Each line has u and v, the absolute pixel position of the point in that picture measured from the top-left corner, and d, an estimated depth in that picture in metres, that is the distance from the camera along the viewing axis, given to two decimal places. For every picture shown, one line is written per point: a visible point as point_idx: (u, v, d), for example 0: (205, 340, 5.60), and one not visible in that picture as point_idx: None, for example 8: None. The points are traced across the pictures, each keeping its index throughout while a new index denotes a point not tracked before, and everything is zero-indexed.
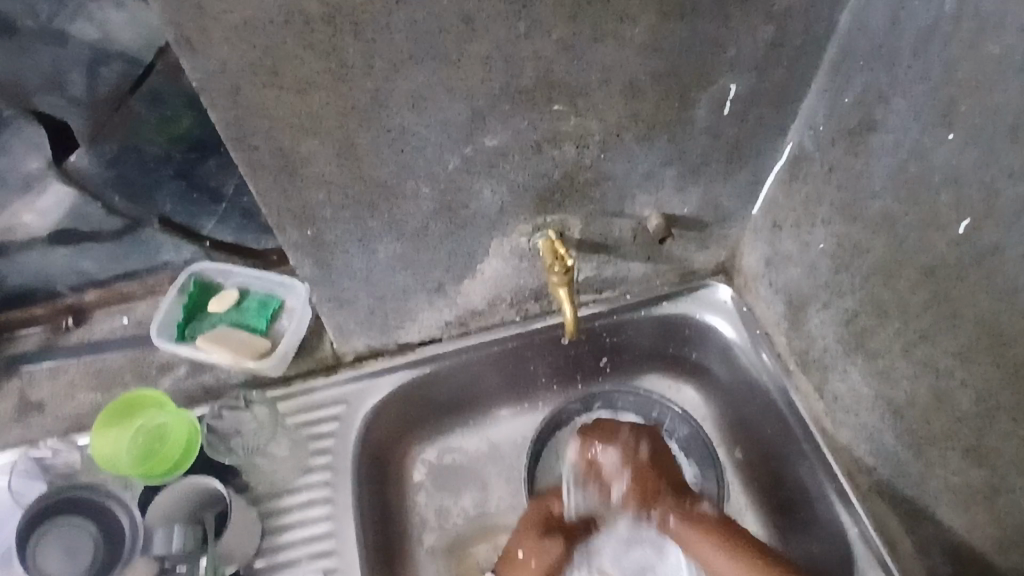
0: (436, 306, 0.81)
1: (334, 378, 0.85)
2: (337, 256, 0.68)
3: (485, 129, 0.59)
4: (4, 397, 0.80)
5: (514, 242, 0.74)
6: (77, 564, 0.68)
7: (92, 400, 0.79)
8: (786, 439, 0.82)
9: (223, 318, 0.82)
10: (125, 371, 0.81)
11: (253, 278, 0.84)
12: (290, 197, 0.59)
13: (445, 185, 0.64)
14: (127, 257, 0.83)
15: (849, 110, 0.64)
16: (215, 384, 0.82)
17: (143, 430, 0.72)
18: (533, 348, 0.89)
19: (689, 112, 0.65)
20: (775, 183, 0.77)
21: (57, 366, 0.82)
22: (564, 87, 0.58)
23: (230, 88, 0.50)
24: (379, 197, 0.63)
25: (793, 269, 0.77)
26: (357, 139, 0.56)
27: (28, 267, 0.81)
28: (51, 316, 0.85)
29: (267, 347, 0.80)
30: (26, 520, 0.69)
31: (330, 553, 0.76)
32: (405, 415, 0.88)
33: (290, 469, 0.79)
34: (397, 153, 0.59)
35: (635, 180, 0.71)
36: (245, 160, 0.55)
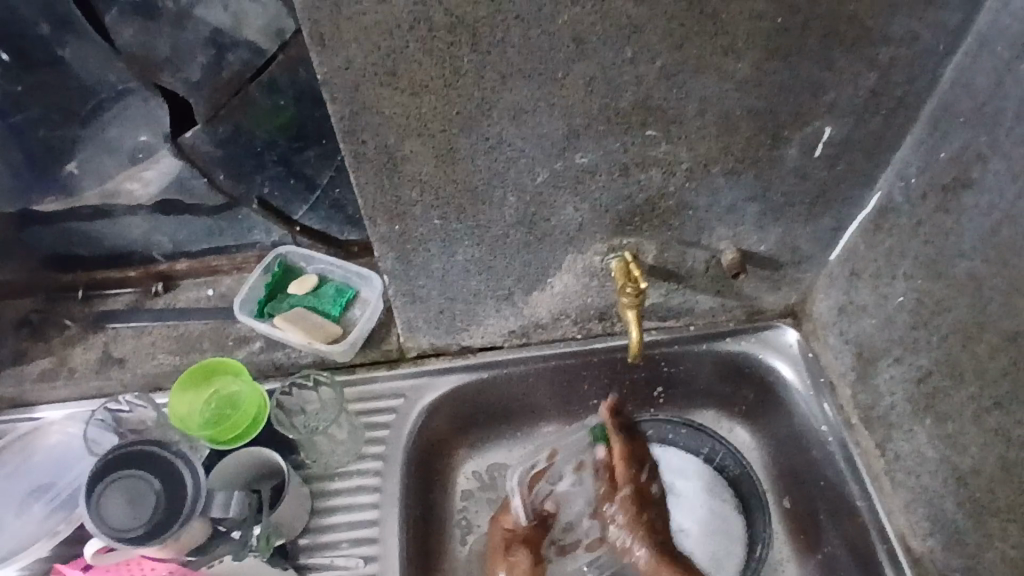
0: (502, 313, 0.83)
1: (396, 372, 0.87)
2: (418, 253, 0.71)
3: (578, 146, 0.61)
4: (91, 347, 0.86)
5: (587, 260, 0.75)
6: (137, 518, 0.68)
7: (170, 361, 0.84)
8: (840, 492, 0.80)
9: (301, 300, 0.86)
10: (204, 338, 0.86)
11: (333, 267, 0.88)
12: (384, 192, 0.63)
13: (531, 197, 0.66)
14: (221, 233, 0.88)
15: (944, 166, 0.63)
16: (285, 363, 0.85)
17: (219, 395, 0.76)
18: (590, 367, 0.91)
19: (780, 151, 0.66)
20: (857, 232, 0.76)
21: (143, 326, 0.87)
22: (660, 114, 0.60)
23: (351, 84, 0.53)
24: (467, 202, 0.65)
25: (867, 320, 0.76)
26: (457, 144, 0.59)
27: (131, 231, 0.87)
28: (142, 279, 0.90)
29: (339, 333, 0.84)
30: (98, 468, 0.70)
31: (372, 540, 0.78)
32: (459, 417, 0.90)
33: (345, 453, 0.82)
34: (491, 161, 0.61)
35: (715, 213, 0.72)
36: (351, 153, 0.58)
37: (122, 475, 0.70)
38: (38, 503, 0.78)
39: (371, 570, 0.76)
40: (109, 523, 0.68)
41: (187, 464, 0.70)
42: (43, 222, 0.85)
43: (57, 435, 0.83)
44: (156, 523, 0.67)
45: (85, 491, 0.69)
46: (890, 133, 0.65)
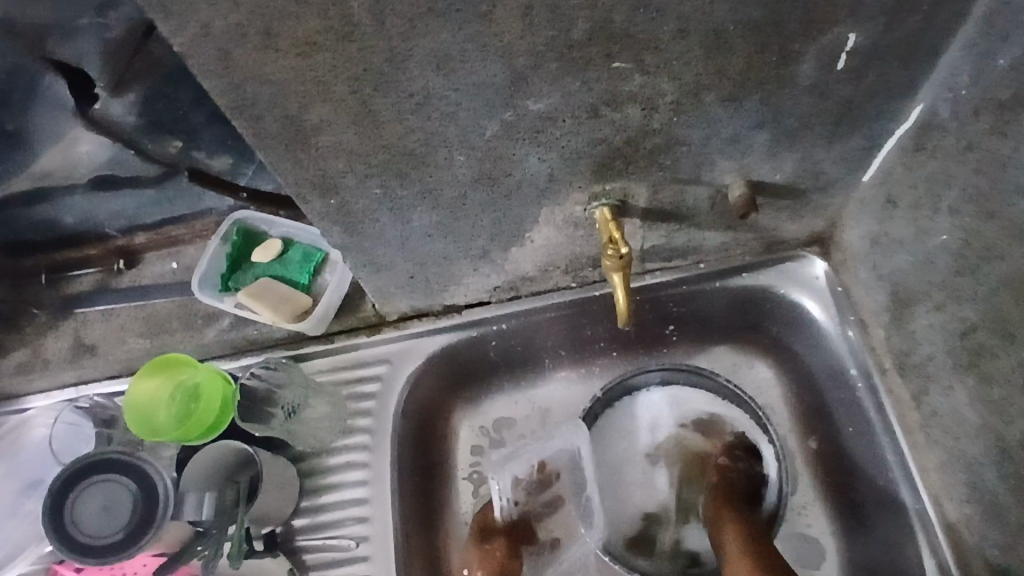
0: (482, 271, 0.74)
1: (378, 338, 0.81)
2: (368, 225, 0.62)
3: (528, 91, 0.49)
4: (62, 337, 0.82)
5: (568, 211, 0.65)
6: (114, 526, 0.66)
7: (142, 346, 0.80)
8: (869, 442, 0.73)
9: (265, 270, 0.79)
10: (173, 318, 0.81)
11: (298, 229, 0.80)
12: (307, 168, 0.53)
13: (484, 154, 0.55)
14: (173, 204, 0.80)
15: (1004, 78, 0.49)
16: (259, 338, 0.80)
17: (185, 386, 0.70)
18: (589, 315, 0.83)
19: (791, 69, 0.52)
20: (895, 151, 0.62)
21: (112, 309, 0.82)
22: (629, 42, 0.47)
23: (219, 53, 0.42)
24: (408, 166, 0.55)
25: (904, 256, 0.64)
26: (375, 104, 0.48)
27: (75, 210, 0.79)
28: (104, 256, 0.84)
29: (308, 305, 0.77)
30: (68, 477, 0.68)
31: (365, 519, 0.75)
32: (452, 376, 0.85)
33: (331, 430, 0.78)
34: (424, 119, 0.50)
35: (715, 145, 0.59)
36: (250, 130, 0.48)
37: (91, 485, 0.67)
38: (30, 501, 0.76)
39: (366, 550, 0.74)
40: (86, 534, 0.66)
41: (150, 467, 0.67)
42: None
43: (42, 428, 0.79)
44: (131, 531, 0.65)
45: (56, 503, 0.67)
46: (938, 33, 0.50)
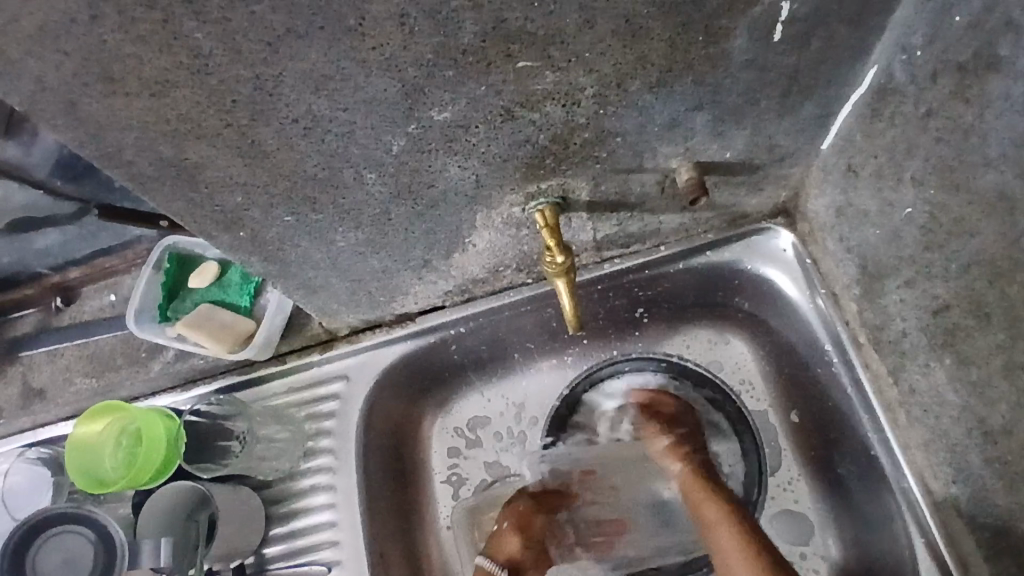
0: (429, 279, 0.70)
1: (332, 354, 0.78)
2: (289, 251, 0.57)
3: (429, 101, 0.44)
4: (6, 383, 0.79)
5: (504, 214, 0.60)
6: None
7: (88, 386, 0.77)
8: (849, 420, 0.69)
9: (205, 295, 0.75)
10: (117, 354, 0.77)
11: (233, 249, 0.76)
12: (202, 206, 0.49)
13: (397, 169, 0.50)
14: (99, 235, 0.77)
15: (960, 35, 0.44)
16: (208, 367, 0.76)
17: (129, 431, 0.67)
18: (552, 308, 0.79)
19: (723, 46, 0.47)
20: (853, 117, 0.57)
21: (54, 350, 0.79)
22: (531, 38, 0.41)
23: (63, 103, 0.38)
24: (316, 190, 0.50)
25: (871, 229, 0.60)
26: (258, 134, 0.43)
27: (8, 250, 0.76)
28: (42, 296, 0.80)
29: (251, 329, 0.74)
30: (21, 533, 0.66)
31: (333, 543, 0.72)
32: (416, 384, 0.81)
33: (292, 454, 0.75)
34: (319, 143, 0.45)
35: (654, 132, 0.54)
36: (128, 176, 0.44)
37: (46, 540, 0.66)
38: None
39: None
40: None
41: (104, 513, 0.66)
42: None
43: (1, 475, 0.76)
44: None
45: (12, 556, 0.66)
46: None
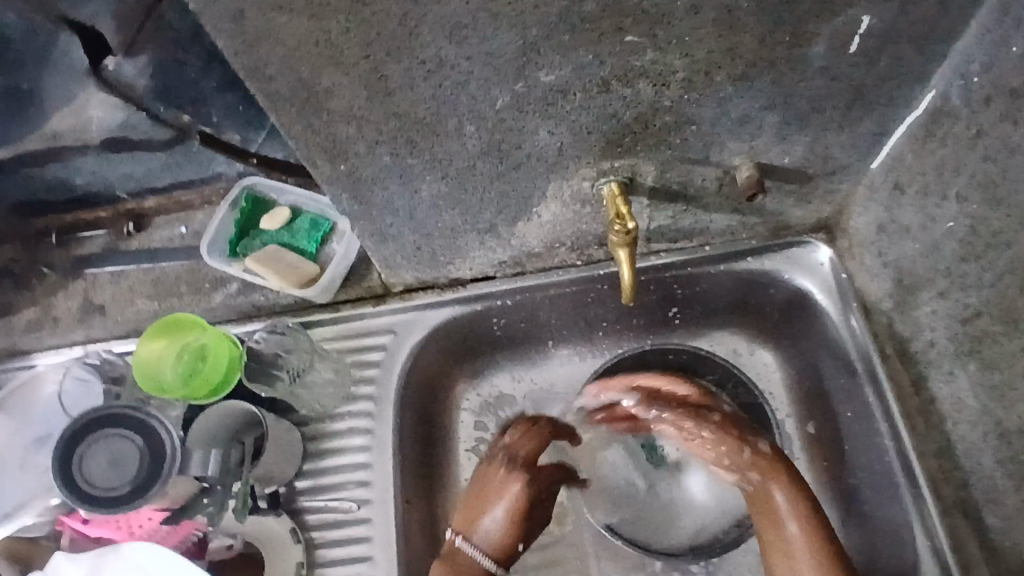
0: (488, 245, 0.75)
1: (383, 308, 0.82)
2: (376, 193, 0.62)
3: (539, 62, 0.50)
4: (72, 296, 0.83)
5: (575, 187, 0.65)
6: (123, 478, 0.67)
7: (149, 308, 0.81)
8: (868, 427, 0.73)
9: (274, 237, 0.80)
10: (182, 282, 0.82)
11: (306, 198, 0.81)
12: (317, 133, 0.54)
13: (493, 125, 0.55)
14: (181, 167, 0.81)
15: (1015, 64, 0.49)
16: (266, 304, 0.81)
17: (191, 347, 0.71)
18: (595, 293, 0.83)
19: (803, 49, 0.52)
20: (905, 138, 0.62)
21: (122, 272, 0.83)
22: (641, 16, 0.47)
23: (234, 13, 0.43)
24: (418, 135, 0.55)
25: (910, 243, 0.65)
26: (387, 72, 0.48)
27: (89, 171, 0.79)
28: (115, 220, 0.85)
29: (315, 274, 0.78)
30: (79, 425, 0.68)
31: (365, 483, 0.76)
32: (455, 349, 0.85)
33: (334, 397, 0.79)
34: (436, 89, 0.51)
35: (725, 126, 0.59)
36: (263, 92, 0.49)
37: (98, 435, 0.68)
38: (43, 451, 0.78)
39: (366, 514, 0.75)
40: (87, 478, 0.67)
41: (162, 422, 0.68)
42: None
43: (53, 385, 0.80)
44: (134, 486, 0.66)
45: (63, 443, 0.68)
46: (951, 17, 0.51)
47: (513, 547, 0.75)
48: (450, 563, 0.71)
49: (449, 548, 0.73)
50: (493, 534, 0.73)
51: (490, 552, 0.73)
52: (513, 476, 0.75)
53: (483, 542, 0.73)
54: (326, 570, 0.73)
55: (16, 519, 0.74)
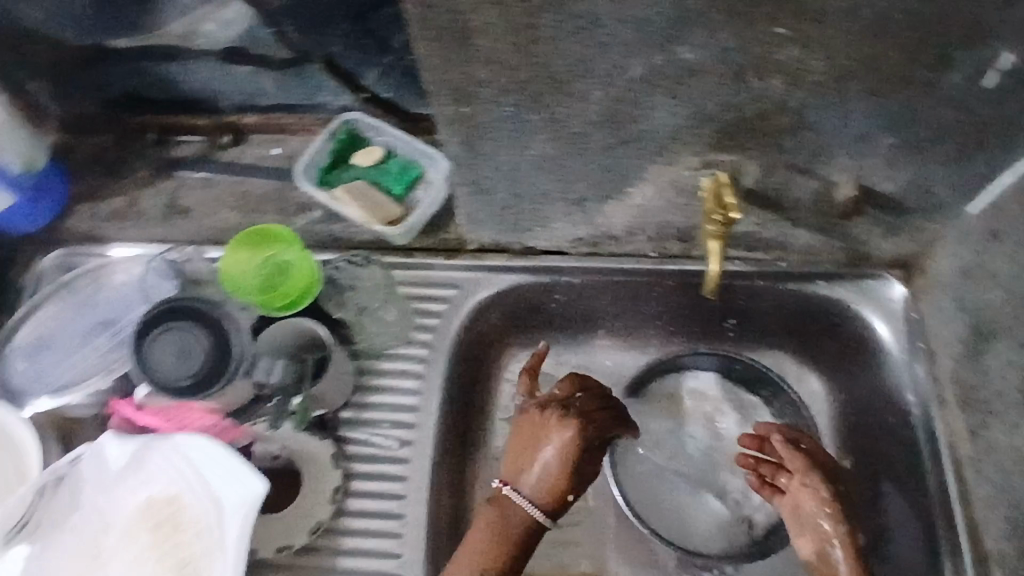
0: (573, 218, 0.76)
1: (453, 262, 0.82)
2: (487, 142, 0.64)
3: (684, 37, 0.51)
4: (159, 194, 0.85)
5: (675, 172, 0.66)
6: (186, 371, 0.68)
7: (233, 218, 0.83)
8: (914, 471, 0.73)
9: (364, 173, 0.82)
10: (267, 200, 0.84)
11: (401, 141, 0.82)
12: (452, 69, 0.55)
13: (620, 93, 0.57)
14: (290, 90, 0.82)
15: None
16: (343, 236, 0.82)
17: (274, 261, 0.73)
18: (662, 288, 0.83)
19: (940, 75, 0.53)
20: (1012, 186, 0.63)
21: (211, 180, 0.85)
22: (798, 6, 0.48)
23: None
24: (546, 90, 0.57)
25: (995, 291, 0.66)
26: (538, 20, 0.51)
27: (203, 75, 0.81)
28: (212, 130, 0.86)
29: (398, 215, 0.80)
30: (160, 309, 0.70)
31: (408, 425, 0.78)
32: (514, 317, 0.85)
33: (393, 337, 0.81)
34: (579, 46, 0.52)
35: (840, 139, 0.60)
36: (417, 17, 0.51)
37: (173, 324, 0.69)
38: (103, 335, 0.79)
39: (406, 453, 0.77)
40: (151, 362, 0.68)
41: (240, 328, 0.69)
42: (115, 61, 0.81)
43: (124, 275, 0.82)
44: (196, 381, 0.68)
45: (141, 323, 0.69)
46: None
47: (564, 498, 0.71)
48: (496, 512, 0.70)
49: (497, 496, 0.71)
50: (544, 484, 0.71)
51: (540, 504, 0.71)
52: (565, 425, 0.71)
53: (535, 492, 0.71)
54: (358, 500, 0.75)
55: (63, 395, 0.75)
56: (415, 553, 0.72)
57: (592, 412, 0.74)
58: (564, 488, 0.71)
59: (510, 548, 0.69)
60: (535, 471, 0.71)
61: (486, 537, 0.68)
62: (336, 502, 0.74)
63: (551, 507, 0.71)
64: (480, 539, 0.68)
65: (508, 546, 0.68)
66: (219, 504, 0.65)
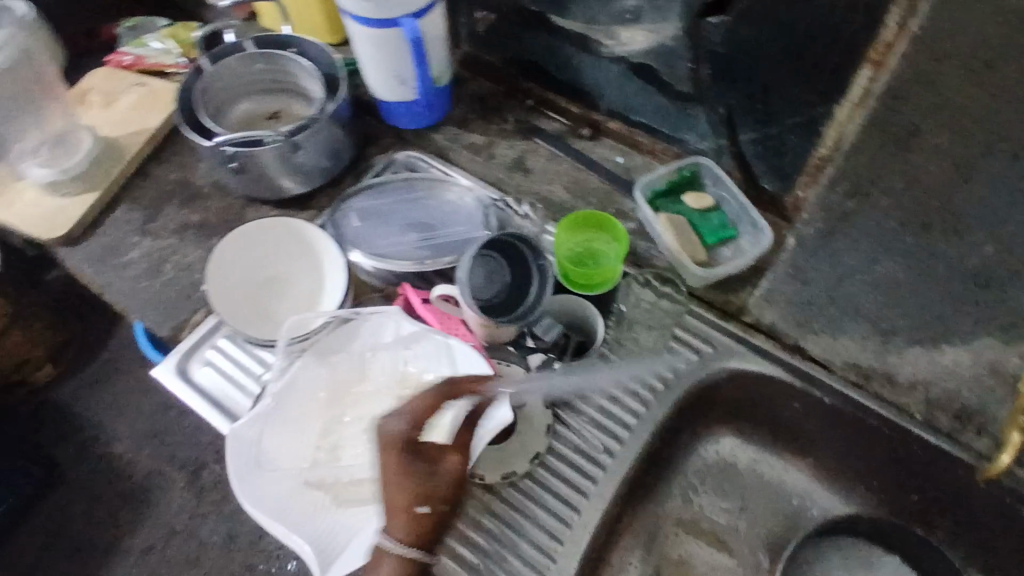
0: (867, 342, 0.80)
1: (722, 322, 0.85)
2: (846, 239, 0.78)
3: None
4: (513, 147, 0.98)
5: (989, 353, 0.75)
6: (479, 291, 0.79)
7: (561, 194, 0.94)
8: None
9: (688, 212, 0.90)
10: (597, 194, 0.94)
11: (735, 201, 0.89)
12: (891, 133, 0.71)
13: (989, 263, 0.71)
14: (668, 119, 0.93)
15: None
16: (644, 253, 0.91)
17: (599, 252, 0.85)
18: (905, 454, 0.79)
19: None
20: None
21: (558, 156, 0.97)
22: None
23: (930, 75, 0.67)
24: (937, 223, 0.72)
25: None
26: (969, 174, 0.69)
27: (608, 75, 0.94)
28: (578, 119, 0.99)
29: (702, 260, 0.87)
30: (516, 245, 0.79)
31: (618, 439, 0.82)
32: (748, 399, 0.88)
33: (639, 358, 0.85)
34: (989, 195, 0.69)
35: None
36: (880, 115, 0.71)
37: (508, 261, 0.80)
38: (420, 233, 0.90)
39: (606, 462, 0.81)
40: (474, 265, 0.79)
41: (535, 305, 0.78)
42: (547, 32, 0.95)
43: (455, 196, 0.94)
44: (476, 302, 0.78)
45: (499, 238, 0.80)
46: None
47: (418, 512, 0.65)
48: (401, 521, 0.65)
49: (408, 512, 0.65)
50: (401, 522, 0.65)
51: (405, 538, 0.64)
52: (390, 452, 0.67)
53: (424, 416, 0.69)
54: (547, 474, 0.80)
55: (373, 260, 0.87)
56: (574, 549, 0.77)
57: (428, 417, 0.69)
58: (434, 403, 0.70)
59: (416, 484, 0.66)
60: (412, 406, 0.69)
61: (392, 477, 0.66)
62: (532, 465, 0.81)
63: (417, 421, 0.68)
64: (389, 564, 0.64)
65: (413, 479, 0.66)
66: (466, 414, 0.73)
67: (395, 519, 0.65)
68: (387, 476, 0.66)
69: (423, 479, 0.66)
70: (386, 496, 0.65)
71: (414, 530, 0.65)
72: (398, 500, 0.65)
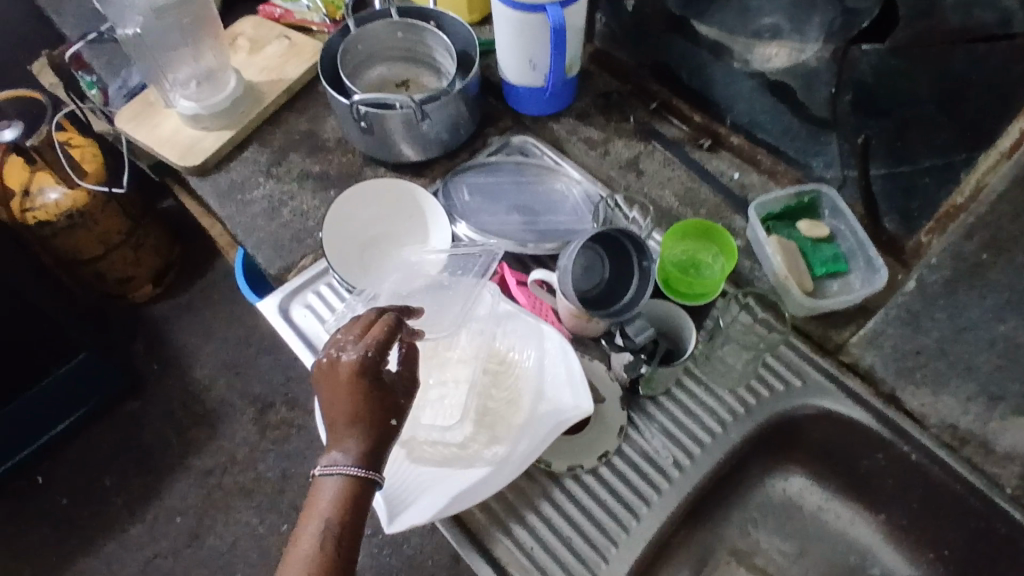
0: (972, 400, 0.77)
1: (814, 358, 0.84)
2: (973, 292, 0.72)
3: None
4: (629, 146, 0.98)
5: None
6: (580, 279, 0.80)
7: (670, 200, 0.93)
8: None
9: (800, 238, 0.88)
10: (707, 206, 0.93)
11: (851, 235, 0.87)
12: None
13: None
14: (794, 140, 0.93)
15: None
16: (746, 272, 0.89)
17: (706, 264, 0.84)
18: (984, 528, 0.76)
19: None
20: None
21: (673, 162, 0.97)
22: None
23: None
24: None
25: None
26: None
27: (741, 91, 0.94)
28: (699, 128, 1.00)
29: (807, 289, 0.84)
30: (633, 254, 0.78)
31: (689, 453, 0.82)
32: (829, 442, 0.85)
33: (724, 379, 0.85)
34: None
35: None
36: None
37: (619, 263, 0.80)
38: (524, 215, 0.92)
39: (673, 475, 0.81)
40: (588, 256, 0.80)
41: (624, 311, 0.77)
42: (686, 39, 0.95)
43: (563, 185, 0.95)
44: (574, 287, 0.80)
45: (621, 242, 0.79)
46: None
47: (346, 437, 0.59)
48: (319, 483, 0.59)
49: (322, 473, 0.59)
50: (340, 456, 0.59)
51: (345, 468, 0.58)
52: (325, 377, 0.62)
53: (379, 338, 0.63)
54: (612, 475, 0.81)
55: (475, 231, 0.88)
56: (628, 554, 0.77)
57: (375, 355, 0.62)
58: (392, 330, 0.64)
59: (376, 401, 0.61)
60: (359, 330, 0.64)
61: (345, 394, 0.60)
62: (599, 463, 0.80)
63: (378, 346, 0.63)
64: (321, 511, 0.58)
65: (371, 396, 0.61)
66: (547, 400, 0.75)
67: (351, 440, 0.59)
68: (346, 398, 0.60)
69: (390, 402, 0.62)
70: (339, 418, 0.60)
71: (368, 447, 0.59)
72: (349, 414, 0.60)
